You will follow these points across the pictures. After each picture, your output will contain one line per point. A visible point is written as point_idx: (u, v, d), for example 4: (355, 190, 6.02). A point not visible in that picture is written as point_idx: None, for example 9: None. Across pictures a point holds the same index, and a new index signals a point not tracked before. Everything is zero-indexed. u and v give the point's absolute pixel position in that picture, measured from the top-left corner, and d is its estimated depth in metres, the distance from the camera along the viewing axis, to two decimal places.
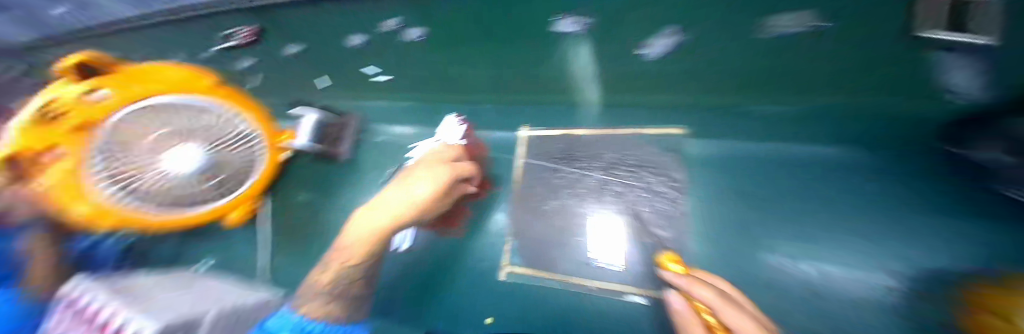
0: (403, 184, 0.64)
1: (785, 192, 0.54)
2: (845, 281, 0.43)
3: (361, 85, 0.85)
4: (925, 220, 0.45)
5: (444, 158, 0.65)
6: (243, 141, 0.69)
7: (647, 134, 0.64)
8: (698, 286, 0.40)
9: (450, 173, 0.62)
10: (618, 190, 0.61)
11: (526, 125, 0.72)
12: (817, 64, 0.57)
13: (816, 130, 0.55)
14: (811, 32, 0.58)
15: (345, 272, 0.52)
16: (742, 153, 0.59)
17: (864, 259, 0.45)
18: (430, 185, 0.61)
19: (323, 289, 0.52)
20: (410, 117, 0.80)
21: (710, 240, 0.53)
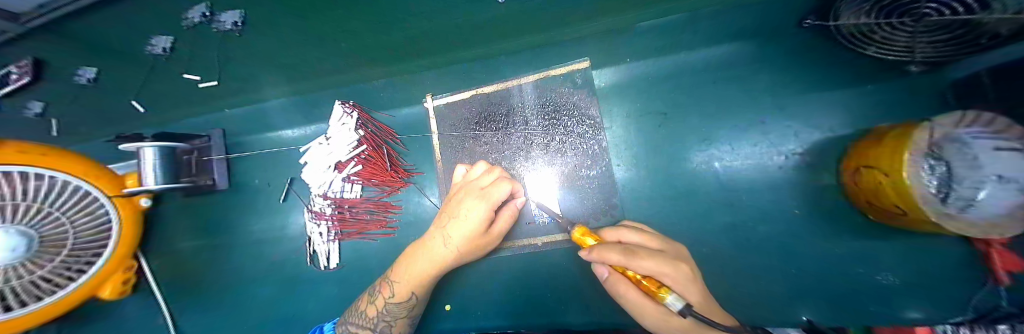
0: (442, 219, 0.48)
1: (692, 103, 0.57)
2: (738, 173, 0.54)
3: (193, 94, 0.62)
4: (795, 100, 0.54)
5: (483, 187, 0.47)
6: (81, 209, 0.46)
7: (553, 75, 0.60)
8: (608, 253, 0.33)
9: (487, 208, 0.44)
10: (542, 142, 0.58)
11: (429, 94, 0.62)
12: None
13: (726, 32, 0.51)
14: None
15: (389, 308, 0.47)
16: (653, 72, 0.58)
17: (753, 149, 0.54)
18: (471, 227, 0.45)
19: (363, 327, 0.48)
20: (286, 118, 0.64)
21: (631, 167, 0.56)
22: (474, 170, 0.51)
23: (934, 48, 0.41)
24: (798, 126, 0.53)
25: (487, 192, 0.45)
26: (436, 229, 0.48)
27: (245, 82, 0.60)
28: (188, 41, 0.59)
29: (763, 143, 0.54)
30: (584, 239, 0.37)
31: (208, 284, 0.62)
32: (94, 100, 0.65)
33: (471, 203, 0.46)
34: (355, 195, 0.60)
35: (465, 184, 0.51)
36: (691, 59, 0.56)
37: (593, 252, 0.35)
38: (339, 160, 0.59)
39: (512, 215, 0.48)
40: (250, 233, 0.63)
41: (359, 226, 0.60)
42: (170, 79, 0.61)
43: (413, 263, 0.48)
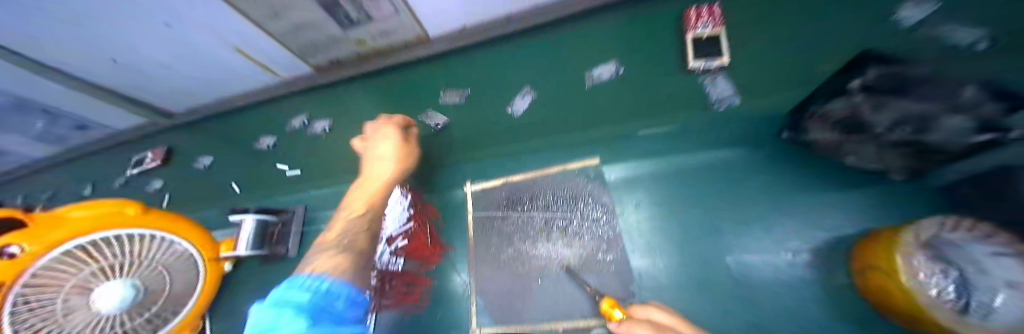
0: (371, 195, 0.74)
1: (693, 196, 0.65)
2: (750, 266, 0.57)
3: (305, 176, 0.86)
4: (792, 199, 0.60)
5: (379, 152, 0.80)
6: (179, 265, 0.63)
7: (571, 168, 0.72)
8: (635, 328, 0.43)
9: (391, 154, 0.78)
10: (561, 226, 0.67)
11: (469, 181, 0.77)
12: (638, 99, 0.74)
13: (700, 141, 0.68)
14: (619, 77, 0.76)
15: (345, 245, 0.65)
16: (655, 169, 0.69)
17: (760, 243, 0.58)
18: (390, 145, 0.80)
19: (330, 256, 0.62)
20: (353, 198, 0.80)
21: (644, 253, 0.62)
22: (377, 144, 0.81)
23: (903, 162, 0.51)
24: (794, 222, 0.58)
25: (383, 131, 0.83)
26: (358, 198, 0.75)
27: (345, 168, 0.84)
28: (321, 142, 0.90)
29: (766, 238, 0.58)
30: (611, 311, 0.50)
31: None
32: (242, 178, 0.93)
33: (376, 163, 0.78)
34: (398, 267, 0.68)
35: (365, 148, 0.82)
36: (689, 160, 0.68)
37: (623, 324, 0.46)
38: (392, 233, 0.71)
39: (398, 185, 0.76)
40: None
41: (395, 298, 0.65)
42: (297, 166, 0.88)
43: (350, 210, 0.73)
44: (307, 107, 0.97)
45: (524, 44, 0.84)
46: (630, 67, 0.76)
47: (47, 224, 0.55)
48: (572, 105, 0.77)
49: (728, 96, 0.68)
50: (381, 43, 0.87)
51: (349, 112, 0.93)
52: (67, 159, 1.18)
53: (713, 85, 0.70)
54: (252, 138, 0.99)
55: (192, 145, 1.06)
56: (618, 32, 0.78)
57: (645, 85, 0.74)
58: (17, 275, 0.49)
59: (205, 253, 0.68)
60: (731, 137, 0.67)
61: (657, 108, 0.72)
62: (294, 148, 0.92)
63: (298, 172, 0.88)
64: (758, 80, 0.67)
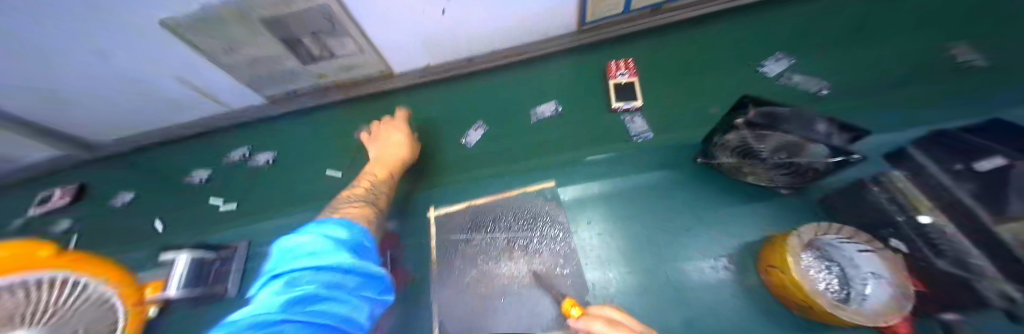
0: (375, 171, 0.76)
1: (636, 213, 0.73)
2: (687, 272, 0.64)
3: (257, 207, 0.82)
4: (713, 211, 0.70)
5: (399, 123, 0.88)
6: (98, 311, 0.52)
7: (529, 191, 0.79)
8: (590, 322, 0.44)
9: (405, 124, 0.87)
10: (521, 245, 0.71)
11: (433, 207, 0.79)
12: (575, 133, 0.85)
13: (638, 164, 0.79)
14: (558, 114, 0.89)
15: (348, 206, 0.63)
16: (602, 189, 0.77)
17: (691, 251, 0.66)
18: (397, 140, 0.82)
19: (351, 209, 0.62)
20: (311, 228, 0.78)
21: (598, 266, 0.67)
22: (387, 127, 0.87)
23: (787, 180, 0.63)
24: (717, 231, 0.68)
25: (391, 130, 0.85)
26: (376, 168, 0.76)
27: (305, 196, 0.83)
28: (277, 171, 0.88)
29: (693, 246, 0.67)
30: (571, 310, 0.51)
31: None
32: (176, 212, 0.84)
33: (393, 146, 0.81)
34: None
35: (388, 123, 0.88)
36: (631, 180, 0.77)
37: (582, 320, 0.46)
38: None
39: (411, 163, 0.84)
40: None
41: None
42: (249, 197, 0.84)
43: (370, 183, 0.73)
44: (265, 138, 0.96)
45: (478, 86, 0.97)
46: (566, 107, 0.89)
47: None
48: (524, 137, 0.87)
49: (643, 132, 0.81)
50: (344, 75, 0.89)
51: (311, 141, 0.93)
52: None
53: (633, 121, 0.83)
54: (188, 170, 0.91)
55: (117, 178, 0.95)
56: (564, 78, 0.94)
57: (580, 121, 0.87)
58: None
59: (123, 295, 0.58)
60: (662, 160, 0.78)
61: (592, 140, 0.83)
62: (245, 178, 0.88)
63: (235, 205, 0.83)
64: (667, 120, 0.82)
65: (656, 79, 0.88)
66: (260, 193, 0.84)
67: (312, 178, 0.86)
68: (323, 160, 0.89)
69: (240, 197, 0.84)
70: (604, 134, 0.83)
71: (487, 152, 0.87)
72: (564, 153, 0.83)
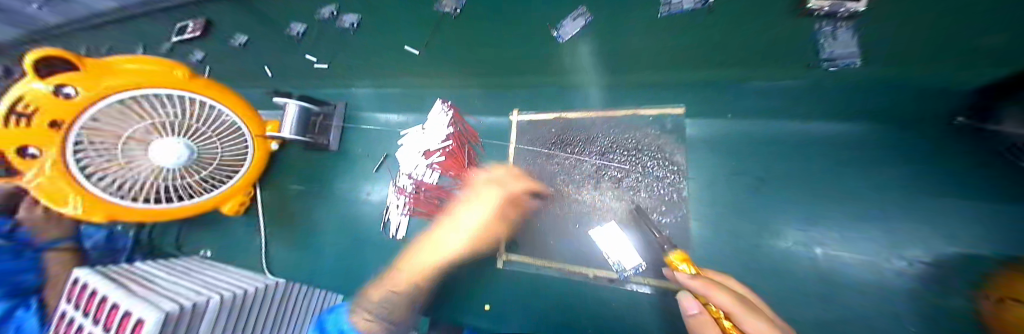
0: (461, 203, 0.58)
1: (796, 175, 0.51)
2: (851, 270, 0.45)
3: (342, 70, 0.80)
4: (969, 204, 0.42)
5: (501, 178, 0.59)
6: (229, 136, 0.62)
7: (643, 115, 0.60)
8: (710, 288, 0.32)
9: (503, 190, 0.56)
10: (615, 176, 0.59)
11: (517, 110, 0.68)
12: (721, 43, 0.58)
13: (836, 106, 0.51)
14: (700, 10, 0.60)
15: (390, 293, 0.47)
16: (754, 132, 0.54)
17: (877, 246, 0.45)
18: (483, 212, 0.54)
19: (370, 312, 0.45)
20: (394, 104, 0.76)
21: (710, 225, 0.53)
22: (492, 172, 0.61)
23: None
24: (959, 230, 0.41)
25: (498, 184, 0.58)
26: (459, 208, 0.58)
27: (386, 68, 0.77)
28: (359, 34, 0.81)
29: (891, 243, 0.44)
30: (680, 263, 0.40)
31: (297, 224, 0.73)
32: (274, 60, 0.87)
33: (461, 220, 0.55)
34: (432, 181, 0.66)
35: (489, 180, 0.59)
36: (807, 129, 0.52)
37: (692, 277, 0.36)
38: (429, 147, 0.67)
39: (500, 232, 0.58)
40: (337, 191, 0.73)
41: (428, 209, 0.65)
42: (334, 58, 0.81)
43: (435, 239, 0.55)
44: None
45: None
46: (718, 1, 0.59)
47: (93, 68, 0.46)
48: (647, 38, 0.62)
49: (847, 55, 0.50)
50: None
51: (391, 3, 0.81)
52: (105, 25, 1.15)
53: (832, 37, 0.51)
54: (281, 19, 0.89)
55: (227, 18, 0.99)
56: None
57: (735, 26, 0.57)
58: (76, 116, 0.46)
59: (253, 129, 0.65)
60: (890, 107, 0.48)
61: (745, 59, 0.56)
62: (329, 36, 0.84)
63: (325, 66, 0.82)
64: (905, 44, 0.48)
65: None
66: (345, 56, 0.81)
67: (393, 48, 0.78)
68: (401, 31, 0.78)
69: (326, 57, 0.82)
70: (771, 52, 0.55)
71: (586, 51, 0.66)
72: (697, 70, 0.59)
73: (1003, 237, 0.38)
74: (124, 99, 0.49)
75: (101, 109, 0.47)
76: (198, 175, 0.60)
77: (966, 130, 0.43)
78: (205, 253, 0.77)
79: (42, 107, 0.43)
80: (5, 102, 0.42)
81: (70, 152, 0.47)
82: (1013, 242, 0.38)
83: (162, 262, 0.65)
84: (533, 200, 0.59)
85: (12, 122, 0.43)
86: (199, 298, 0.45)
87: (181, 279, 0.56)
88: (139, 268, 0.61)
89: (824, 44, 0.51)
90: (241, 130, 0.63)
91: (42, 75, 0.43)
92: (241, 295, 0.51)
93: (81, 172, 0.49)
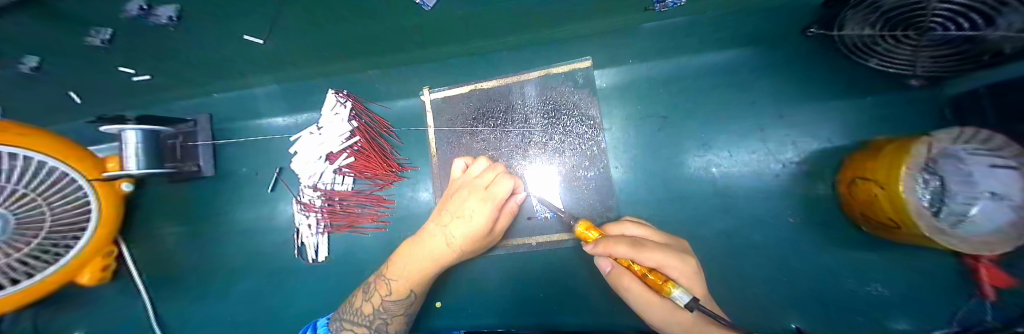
0: (441, 215, 0.48)
1: (691, 106, 0.56)
2: (735, 182, 0.54)
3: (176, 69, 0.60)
4: (795, 105, 0.55)
5: (485, 186, 0.47)
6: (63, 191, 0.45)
7: (555, 73, 0.58)
8: (613, 246, 0.32)
9: (491, 208, 0.45)
10: (539, 141, 0.57)
11: (426, 88, 0.61)
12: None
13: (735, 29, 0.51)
14: None
15: (385, 305, 0.46)
16: (652, 73, 0.57)
17: (749, 153, 0.54)
18: (479, 220, 0.45)
19: (359, 323, 0.46)
20: (277, 105, 0.62)
21: (630, 170, 0.56)
22: (474, 166, 0.51)
23: (934, 63, 0.41)
24: (790, 130, 0.54)
25: (490, 191, 0.46)
26: (434, 225, 0.48)
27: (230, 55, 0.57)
28: None
29: (752, 147, 0.54)
30: (588, 234, 0.36)
31: (201, 269, 0.61)
32: None
33: (454, 227, 0.46)
34: (347, 187, 0.59)
35: (465, 182, 0.50)
36: (695, 63, 0.56)
37: (599, 246, 0.33)
38: (331, 150, 0.58)
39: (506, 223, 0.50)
40: (239, 221, 0.63)
41: (351, 218, 0.59)
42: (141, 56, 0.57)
43: (413, 250, 0.47)
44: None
45: None
46: None
47: None
48: None
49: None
50: None
51: None
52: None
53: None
54: None
55: None
56: None
57: None
58: None
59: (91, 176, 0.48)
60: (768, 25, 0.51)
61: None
62: None
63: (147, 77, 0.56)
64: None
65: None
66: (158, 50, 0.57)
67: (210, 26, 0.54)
68: None
69: None
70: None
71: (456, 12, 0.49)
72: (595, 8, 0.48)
73: (802, 131, 0.53)
74: None
75: None
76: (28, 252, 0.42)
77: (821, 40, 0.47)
78: None
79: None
80: None
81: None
82: (809, 130, 0.53)
83: None
84: (519, 194, 0.48)
85: None
86: None
87: None
88: None
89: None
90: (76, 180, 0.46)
91: None
92: None
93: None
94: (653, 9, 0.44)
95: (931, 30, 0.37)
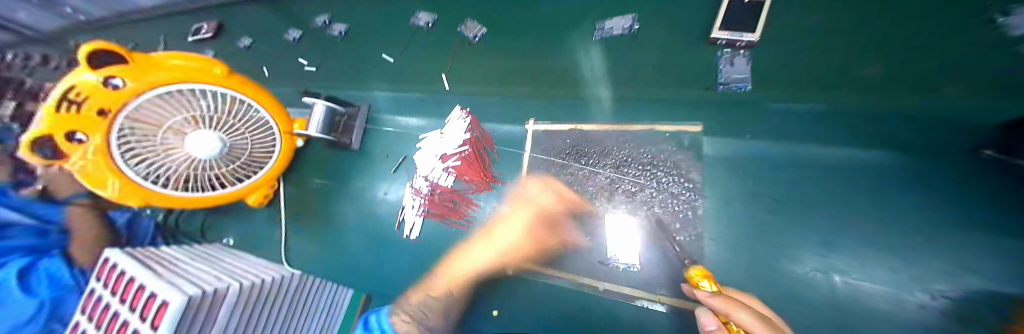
0: (491, 227, 0.63)
1: (814, 197, 0.51)
2: (873, 300, 0.43)
3: (371, 70, 0.84)
4: None
5: (534, 203, 0.62)
6: (260, 134, 0.68)
7: (660, 130, 0.61)
8: (735, 308, 0.31)
9: (529, 222, 0.60)
10: (628, 189, 0.59)
11: (533, 119, 0.70)
12: (925, 58, 0.50)
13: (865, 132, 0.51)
14: (630, 34, 0.71)
15: (428, 300, 0.53)
16: (768, 154, 0.55)
17: (899, 277, 0.43)
18: (518, 230, 0.60)
19: (407, 314, 0.49)
20: (413, 108, 0.78)
21: (728, 247, 0.52)
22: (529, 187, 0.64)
23: None
24: None
25: (533, 200, 0.63)
26: (477, 246, 0.61)
27: (414, 70, 0.81)
28: (390, 40, 0.86)
29: (913, 277, 0.43)
30: (701, 279, 0.40)
31: (318, 217, 0.75)
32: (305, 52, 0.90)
33: (501, 234, 0.60)
34: (447, 184, 0.68)
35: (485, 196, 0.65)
36: (824, 155, 0.53)
37: (716, 296, 0.34)
38: (447, 151, 0.69)
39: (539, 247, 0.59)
40: (352, 188, 0.75)
41: (441, 211, 0.67)
42: (364, 60, 0.86)
43: (454, 267, 0.59)
44: (349, 6, 0.93)
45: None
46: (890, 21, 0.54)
47: (143, 63, 0.54)
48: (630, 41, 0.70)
49: (738, 80, 0.58)
50: None
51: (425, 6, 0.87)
52: (129, 23, 1.23)
53: (732, 62, 0.60)
54: (313, 14, 0.95)
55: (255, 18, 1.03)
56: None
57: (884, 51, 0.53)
58: (122, 105, 0.54)
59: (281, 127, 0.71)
60: (908, 135, 0.49)
61: (940, 66, 0.49)
62: (358, 42, 0.88)
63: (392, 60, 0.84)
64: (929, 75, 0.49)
65: (785, 35, 0.59)
66: (378, 58, 0.85)
67: (419, 41, 0.84)
68: (427, 39, 0.83)
69: (354, 60, 0.86)
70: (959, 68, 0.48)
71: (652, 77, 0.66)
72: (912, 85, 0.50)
73: None
74: (162, 94, 0.57)
75: (138, 104, 0.55)
76: (229, 167, 0.66)
77: (1000, 164, 0.43)
78: (227, 242, 0.79)
79: (91, 96, 0.51)
80: (59, 91, 0.50)
81: (112, 139, 0.55)
82: None
83: (185, 247, 0.67)
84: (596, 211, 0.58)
85: (64, 107, 0.50)
86: (220, 283, 0.45)
87: (205, 263, 0.57)
88: (163, 249, 0.63)
89: (722, 70, 0.60)
90: (270, 127, 0.69)
91: (94, 67, 0.51)
92: (255, 285, 0.50)
93: (120, 155, 0.56)
94: (716, 89, 0.60)
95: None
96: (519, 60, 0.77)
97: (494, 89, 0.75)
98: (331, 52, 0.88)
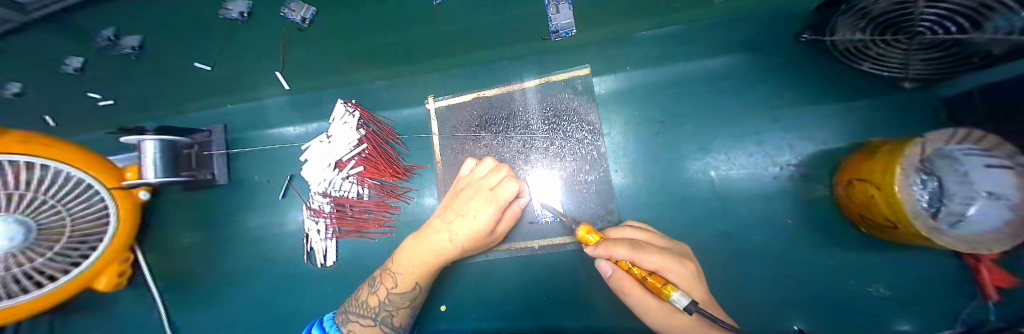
0: (446, 214, 0.49)
1: (688, 112, 0.58)
2: (731, 183, 0.55)
3: (193, 82, 0.62)
4: (799, 108, 0.55)
5: (491, 188, 0.47)
6: (80, 200, 0.45)
7: (555, 80, 0.61)
8: (614, 248, 0.33)
9: (494, 209, 0.45)
10: (541, 146, 0.59)
11: (432, 96, 0.64)
12: None
13: (734, 38, 0.52)
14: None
15: (390, 298, 0.47)
16: (649, 81, 0.59)
17: (740, 160, 0.55)
18: (483, 219, 0.45)
19: (362, 315, 0.47)
20: (291, 115, 0.66)
21: (633, 174, 0.57)
22: (480, 167, 0.51)
23: (926, 65, 0.41)
24: (794, 134, 0.54)
25: (496, 192, 0.46)
26: (439, 222, 0.49)
27: (247, 71, 0.60)
28: (177, 29, 0.58)
29: (750, 155, 0.55)
30: (588, 237, 0.37)
31: (218, 271, 0.65)
32: (65, 81, 0.61)
33: (471, 200, 0.47)
34: (353, 194, 0.61)
35: (470, 182, 0.51)
36: (694, 69, 0.57)
37: (600, 248, 0.34)
38: (339, 158, 0.60)
39: (480, 248, 0.50)
40: (246, 228, 0.66)
41: (355, 226, 0.61)
42: (167, 68, 0.61)
43: (417, 251, 0.48)
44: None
45: None
46: None
47: None
48: None
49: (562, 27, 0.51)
50: None
51: None
52: None
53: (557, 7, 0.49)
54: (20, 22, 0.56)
55: None
56: None
57: None
58: None
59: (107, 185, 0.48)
60: (766, 35, 0.51)
61: None
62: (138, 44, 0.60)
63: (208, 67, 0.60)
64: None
65: None
66: (184, 63, 0.60)
67: (222, 35, 0.58)
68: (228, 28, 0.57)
69: (154, 71, 0.61)
70: None
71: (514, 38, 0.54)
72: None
73: (807, 133, 0.53)
74: None
75: None
76: (36, 260, 0.42)
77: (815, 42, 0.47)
78: None
79: None
80: None
81: None
82: (814, 133, 0.53)
83: None
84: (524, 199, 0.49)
85: None
86: None
87: None
88: None
89: (548, 14, 0.50)
90: (91, 189, 0.46)
91: None
92: None
93: None
94: (550, 39, 0.53)
95: (922, 34, 0.38)
96: (357, 35, 0.55)
97: (359, 78, 0.60)
98: (111, 70, 0.61)
